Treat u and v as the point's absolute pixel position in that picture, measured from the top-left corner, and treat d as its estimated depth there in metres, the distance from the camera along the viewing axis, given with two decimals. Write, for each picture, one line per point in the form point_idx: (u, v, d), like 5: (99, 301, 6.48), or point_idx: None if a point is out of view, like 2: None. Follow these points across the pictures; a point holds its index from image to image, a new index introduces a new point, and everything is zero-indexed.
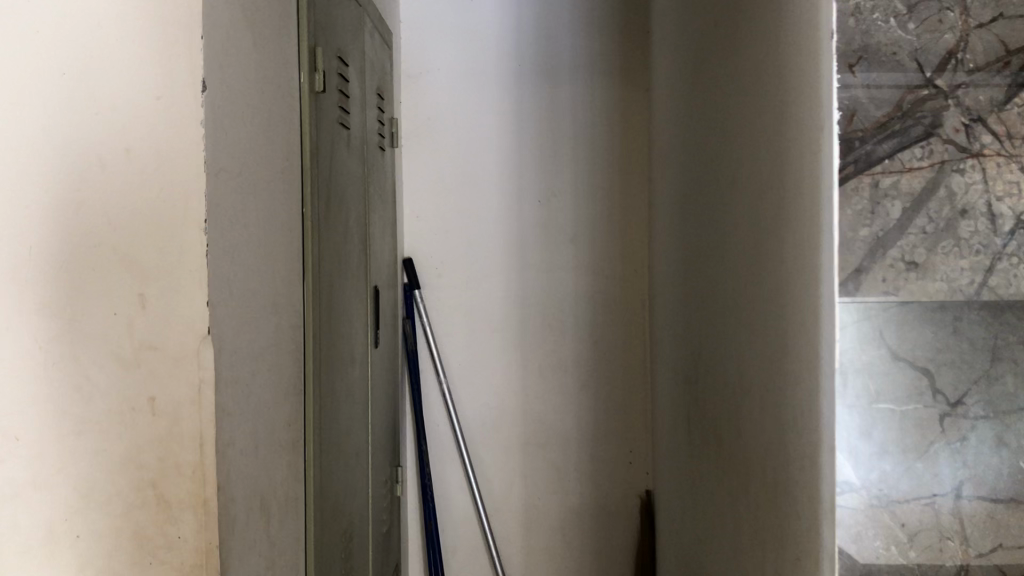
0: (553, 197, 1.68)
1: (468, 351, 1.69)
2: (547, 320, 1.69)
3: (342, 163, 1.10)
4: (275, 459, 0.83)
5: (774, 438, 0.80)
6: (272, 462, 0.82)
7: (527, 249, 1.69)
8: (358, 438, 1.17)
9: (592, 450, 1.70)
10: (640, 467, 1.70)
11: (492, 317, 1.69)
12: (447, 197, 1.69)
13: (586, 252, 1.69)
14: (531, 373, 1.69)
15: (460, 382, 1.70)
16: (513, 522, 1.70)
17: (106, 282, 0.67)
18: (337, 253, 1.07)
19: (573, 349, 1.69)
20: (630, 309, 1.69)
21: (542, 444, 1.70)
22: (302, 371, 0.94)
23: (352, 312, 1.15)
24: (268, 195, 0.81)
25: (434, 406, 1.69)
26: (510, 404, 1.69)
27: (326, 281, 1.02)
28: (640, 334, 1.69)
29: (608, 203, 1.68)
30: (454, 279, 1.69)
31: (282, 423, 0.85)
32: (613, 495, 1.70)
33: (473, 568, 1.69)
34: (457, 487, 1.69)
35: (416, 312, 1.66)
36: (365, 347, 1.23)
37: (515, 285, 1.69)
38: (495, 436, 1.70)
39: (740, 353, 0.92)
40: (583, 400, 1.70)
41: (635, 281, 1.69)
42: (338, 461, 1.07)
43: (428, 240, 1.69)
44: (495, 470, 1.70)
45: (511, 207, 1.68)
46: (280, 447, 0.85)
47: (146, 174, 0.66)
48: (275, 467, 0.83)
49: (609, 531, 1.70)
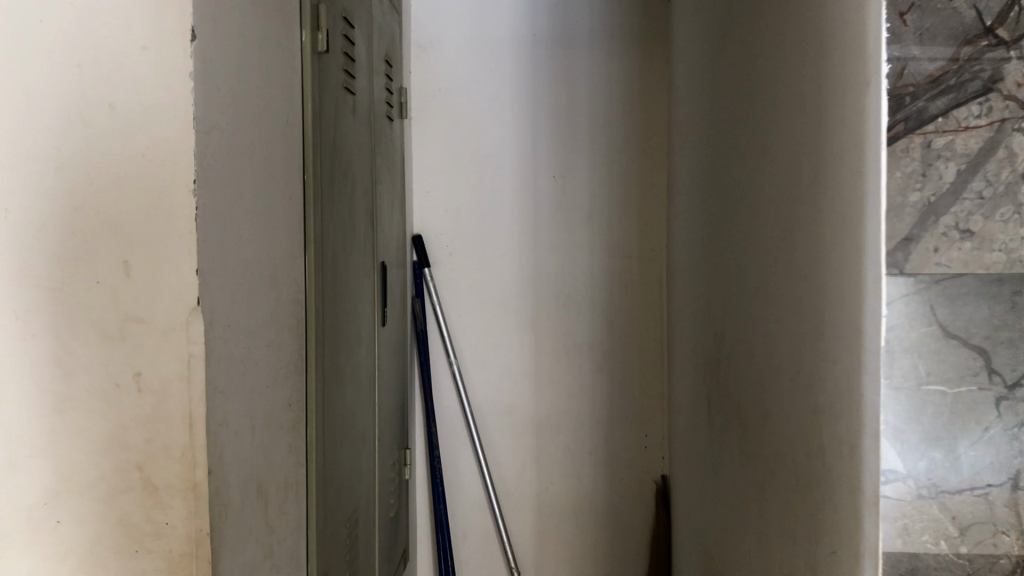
0: (568, 172, 1.62)
1: (480, 331, 1.65)
2: (561, 300, 1.64)
3: (348, 131, 1.05)
4: (274, 440, 0.78)
5: (807, 422, 0.75)
6: (271, 444, 0.78)
7: (540, 227, 1.63)
8: (364, 420, 1.13)
9: (607, 434, 1.65)
10: (656, 451, 1.65)
11: (504, 296, 1.64)
12: (459, 172, 1.63)
13: (602, 229, 1.63)
14: (544, 354, 1.64)
15: (471, 363, 1.65)
16: (524, 507, 1.66)
17: (87, 246, 0.61)
18: (342, 226, 1.02)
19: (588, 329, 1.64)
20: (648, 289, 1.63)
21: (555, 428, 1.65)
22: (304, 349, 0.89)
23: (359, 288, 1.10)
24: (266, 159, 0.76)
25: (444, 388, 1.65)
26: (523, 386, 1.65)
27: (331, 256, 0.97)
28: (658, 314, 1.64)
29: (625, 178, 1.62)
30: (465, 258, 1.64)
31: (282, 403, 0.81)
32: (629, 480, 1.65)
33: (483, 554, 1.65)
34: (467, 471, 1.65)
35: (426, 292, 1.62)
36: (372, 325, 1.18)
37: (529, 264, 1.64)
38: (506, 420, 1.65)
39: (769, 331, 0.87)
40: (597, 383, 1.65)
41: (653, 259, 1.63)
42: (343, 444, 1.02)
43: (438, 217, 1.64)
44: (507, 454, 1.65)
45: (524, 183, 1.63)
46: (280, 428, 0.80)
47: (131, 131, 0.61)
48: (275, 448, 0.78)
49: (623, 517, 1.65)
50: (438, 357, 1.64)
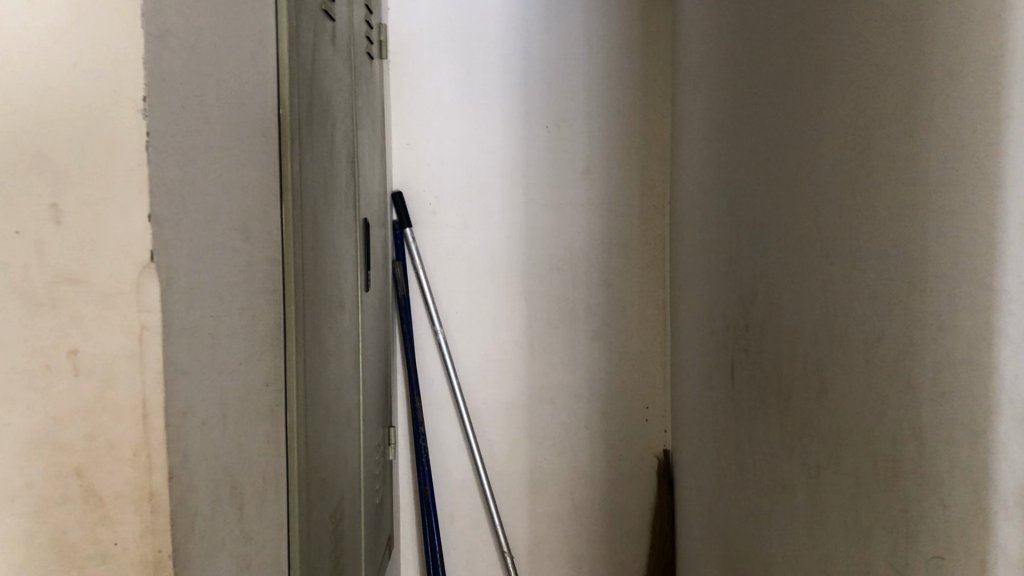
0: (562, 123, 1.48)
1: (467, 297, 1.51)
2: (555, 262, 1.50)
3: (326, 63, 0.90)
4: (248, 428, 0.64)
5: (897, 399, 0.62)
6: (245, 433, 0.64)
7: (532, 182, 1.50)
8: (348, 398, 0.99)
9: (605, 407, 1.52)
10: (658, 425, 1.53)
11: (494, 259, 1.50)
12: (442, 123, 1.49)
13: (600, 185, 1.49)
14: (539, 320, 1.51)
15: (457, 332, 1.52)
16: (516, 486, 1.53)
17: (5, 185, 0.46)
18: (322, 174, 0.87)
19: (584, 293, 1.51)
20: (649, 249, 1.50)
21: (549, 400, 1.52)
22: (283, 317, 0.75)
23: (342, 247, 0.96)
24: (233, 82, 0.61)
25: (428, 359, 1.51)
26: (513, 356, 1.52)
27: (311, 207, 0.83)
28: (660, 277, 1.51)
29: (625, 128, 1.48)
30: (449, 217, 1.50)
31: (257, 383, 0.67)
32: (628, 456, 1.53)
33: (472, 537, 1.53)
34: (454, 449, 1.52)
35: (407, 254, 1.48)
36: (355, 291, 1.04)
37: (520, 222, 1.50)
38: (497, 392, 1.52)
39: (832, 293, 0.74)
40: (595, 352, 1.52)
41: (656, 217, 1.50)
42: (326, 428, 0.88)
43: (420, 172, 1.49)
44: (497, 429, 1.53)
45: (514, 134, 1.49)
46: (255, 412, 0.66)
47: (58, 29, 0.46)
48: (249, 437, 0.64)
49: (623, 496, 1.53)
50: (421, 326, 1.50)
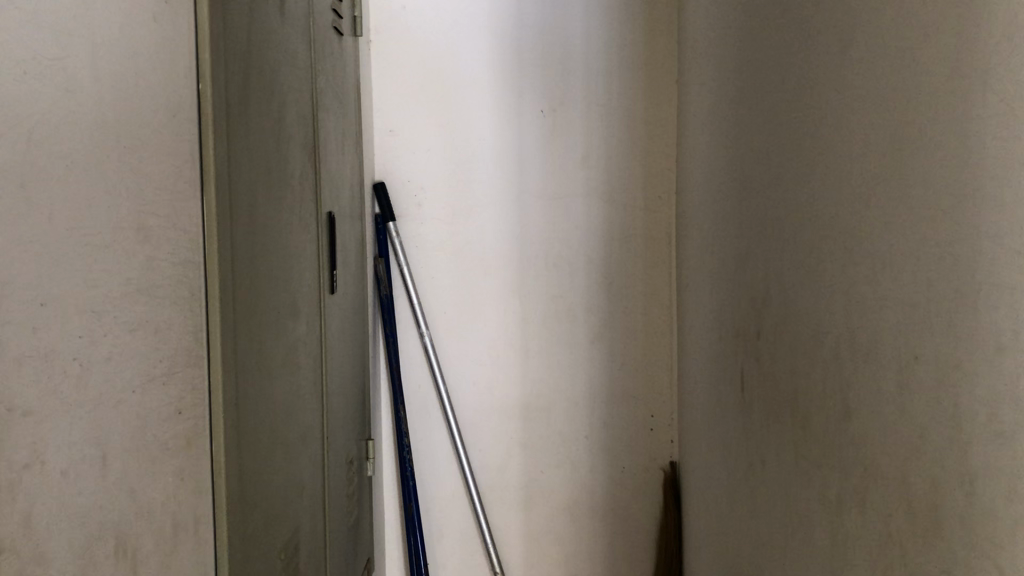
0: (559, 106, 1.36)
1: (457, 296, 1.40)
2: (552, 259, 1.39)
3: (271, 35, 0.78)
4: (146, 466, 0.53)
5: (939, 435, 0.50)
6: (139, 473, 0.53)
7: (526, 171, 1.38)
8: (306, 415, 0.88)
9: (606, 415, 1.40)
10: (664, 434, 1.40)
11: (485, 255, 1.39)
12: (429, 108, 1.37)
13: (600, 174, 1.37)
14: (534, 321, 1.40)
15: (446, 334, 1.40)
16: (510, 500, 1.42)
17: None
18: (267, 163, 0.76)
19: (584, 292, 1.39)
20: (654, 243, 1.38)
21: (545, 408, 1.41)
22: (209, 329, 0.63)
23: (297, 244, 0.85)
24: (113, 46, 0.50)
25: (415, 364, 1.40)
26: (507, 359, 1.40)
27: (252, 201, 0.72)
28: (666, 274, 1.39)
29: (628, 111, 1.36)
30: (437, 210, 1.39)
31: (160, 412, 0.56)
32: (632, 468, 1.41)
33: (462, 555, 1.42)
34: (443, 461, 1.41)
35: (390, 250, 1.37)
36: (316, 293, 0.92)
37: (513, 215, 1.39)
38: (489, 399, 1.41)
39: (859, 301, 0.62)
40: (595, 356, 1.40)
41: (661, 209, 1.37)
42: (272, 453, 0.77)
43: (404, 162, 1.38)
44: (489, 438, 1.41)
45: (506, 119, 1.37)
46: (158, 447, 0.55)
47: None
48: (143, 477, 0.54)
49: (626, 511, 1.42)
50: (407, 328, 1.39)
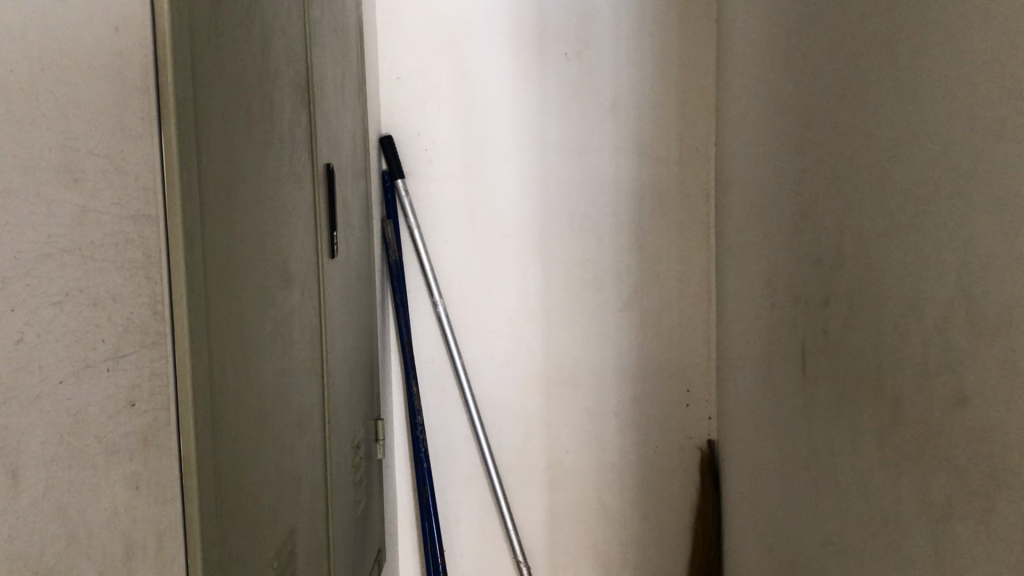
0: (584, 50, 1.23)
1: (473, 262, 1.27)
2: (577, 219, 1.26)
3: None
4: (41, 477, 0.41)
5: None
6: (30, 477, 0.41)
7: (548, 123, 1.25)
8: (302, 398, 0.76)
9: (637, 390, 1.28)
10: (701, 410, 1.28)
11: (504, 215, 1.27)
12: (440, 52, 1.24)
13: (631, 126, 1.24)
14: (558, 288, 1.27)
15: (461, 302, 1.28)
16: (533, 482, 1.31)
17: None
18: (247, 100, 0.63)
19: (612, 255, 1.26)
20: (690, 202, 1.24)
21: (570, 382, 1.29)
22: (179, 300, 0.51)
23: (287, 200, 0.73)
24: None
25: (428, 336, 1.27)
26: (528, 330, 1.28)
27: (227, 143, 0.59)
28: (703, 235, 1.25)
29: (662, 55, 1.22)
30: (451, 166, 1.26)
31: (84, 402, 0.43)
32: (666, 448, 1.29)
33: (482, 541, 1.31)
34: (460, 440, 1.29)
35: (399, 211, 1.24)
36: (313, 256, 0.80)
37: (535, 171, 1.26)
38: (510, 373, 1.29)
39: (981, 261, 0.49)
40: (625, 327, 1.27)
41: (699, 163, 1.24)
42: (260, 446, 0.65)
43: (414, 113, 1.25)
44: (510, 415, 1.30)
45: (525, 64, 1.24)
46: (84, 449, 0.44)
47: None
48: None
49: (659, 494, 1.30)
50: (418, 297, 1.27)
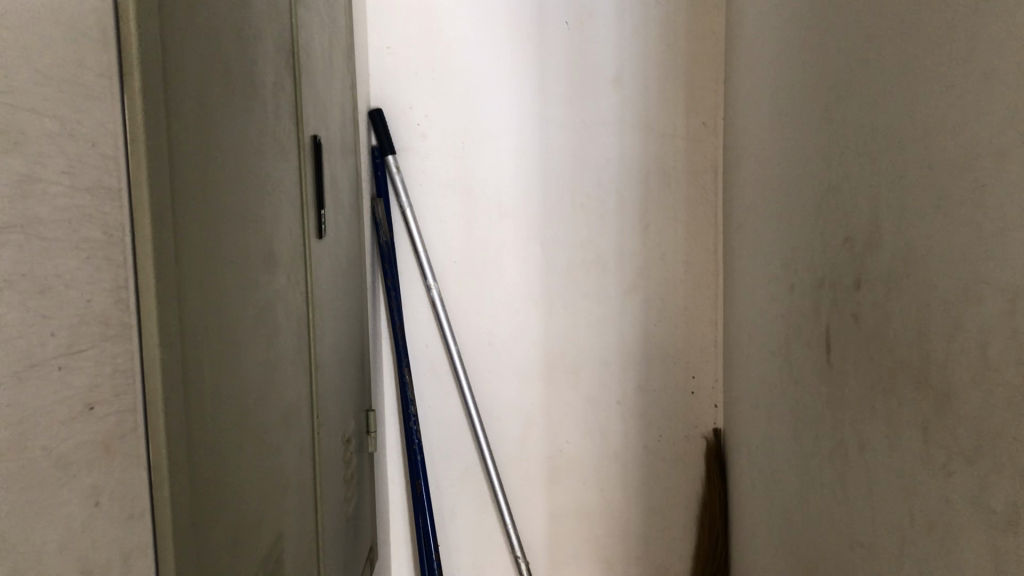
0: (586, 18, 1.16)
1: (469, 242, 1.21)
2: (577, 197, 1.20)
3: None
4: None
5: None
6: None
7: (548, 95, 1.18)
8: (289, 391, 0.69)
9: (640, 377, 1.22)
10: (707, 398, 1.22)
11: (501, 193, 1.20)
12: (433, 20, 1.17)
13: (635, 98, 1.17)
14: (558, 270, 1.21)
15: (456, 285, 1.22)
16: (533, 473, 1.25)
17: None
18: (225, 59, 0.56)
19: (615, 236, 1.20)
20: (697, 179, 1.18)
21: (571, 368, 1.23)
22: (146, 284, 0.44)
23: (272, 173, 0.66)
24: None
25: (420, 321, 1.21)
26: (527, 314, 1.22)
27: (202, 107, 0.52)
28: (710, 214, 1.19)
29: (669, 23, 1.15)
30: (445, 141, 1.19)
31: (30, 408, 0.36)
32: (671, 437, 1.23)
33: (479, 535, 1.25)
34: (455, 430, 1.23)
35: (390, 189, 1.18)
36: (301, 235, 0.74)
37: (534, 146, 1.19)
38: (508, 359, 1.23)
39: None
40: (628, 310, 1.21)
41: (706, 138, 1.17)
42: (243, 446, 0.59)
43: (406, 85, 1.18)
44: (508, 404, 1.24)
45: (524, 33, 1.17)
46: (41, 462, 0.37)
47: None
48: None
49: (663, 485, 1.24)
50: (411, 280, 1.20)
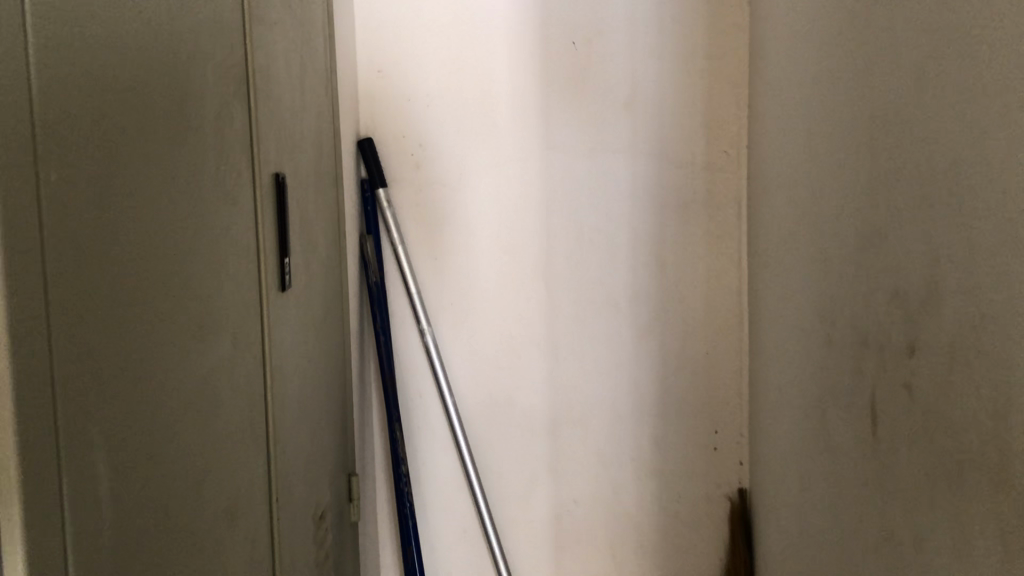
0: (595, 36, 1.06)
1: (466, 282, 1.11)
2: (586, 233, 1.09)
3: None
4: None
5: None
6: None
7: (553, 121, 1.08)
8: (235, 477, 0.59)
9: (657, 431, 1.11)
10: (732, 454, 1.10)
11: (502, 229, 1.10)
12: (427, 42, 1.08)
13: (649, 124, 1.07)
14: (564, 313, 1.10)
15: (453, 329, 1.12)
16: (538, 537, 1.14)
17: None
18: (139, 90, 0.46)
19: (628, 276, 1.09)
20: (718, 213, 1.07)
21: (580, 422, 1.12)
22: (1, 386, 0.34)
23: (214, 222, 0.56)
24: None
25: (414, 369, 1.11)
26: (530, 361, 1.11)
27: (100, 143, 0.42)
28: (734, 251, 1.07)
29: (686, 41, 1.05)
30: (440, 173, 1.10)
31: None
32: (691, 498, 1.11)
33: None
34: (453, 489, 1.12)
35: (381, 225, 1.08)
36: (257, 288, 0.63)
37: (538, 177, 1.09)
38: (509, 410, 1.12)
39: None
40: (642, 358, 1.10)
41: (729, 169, 1.06)
42: (164, 557, 0.48)
43: (399, 113, 1.09)
44: (510, 459, 1.13)
45: (526, 55, 1.07)
46: None
47: None
48: None
49: (683, 551, 1.12)
50: (404, 323, 1.10)
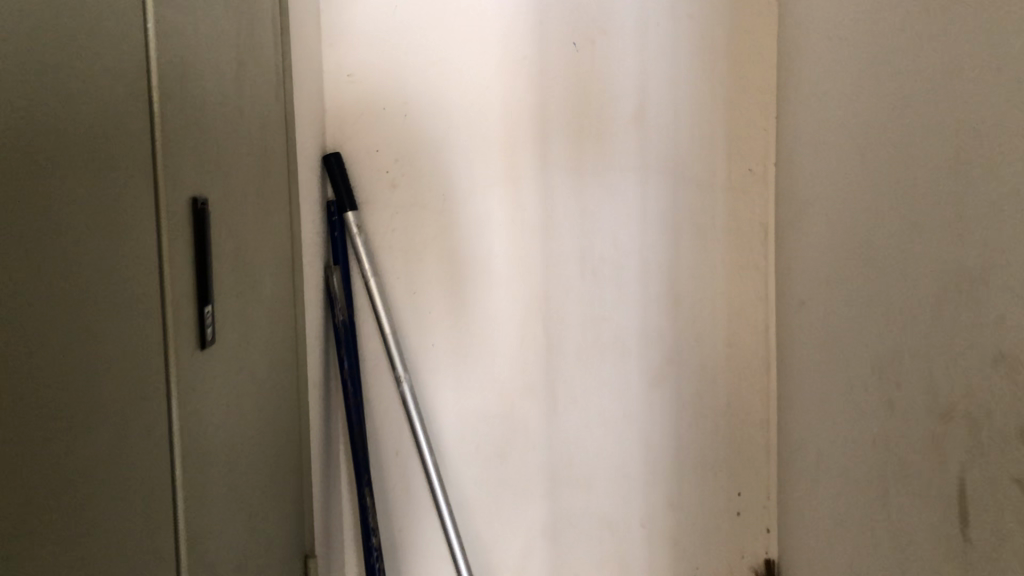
0: (599, 36, 0.91)
1: (452, 320, 0.96)
2: (590, 264, 0.94)
3: None
4: None
5: None
6: None
7: (551, 134, 0.93)
8: None
9: (670, 491, 0.96)
10: (756, 519, 0.95)
11: (493, 260, 0.95)
12: (405, 42, 0.93)
13: (662, 138, 0.92)
14: (565, 357, 0.95)
15: (435, 374, 0.96)
16: None
17: None
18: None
19: (638, 313, 0.94)
20: (742, 240, 0.92)
21: (582, 481, 0.97)
22: None
23: (103, 274, 0.41)
24: None
25: (389, 420, 0.95)
26: (524, 412, 0.96)
27: None
28: (760, 284, 0.92)
29: (704, 43, 0.90)
30: (420, 194, 0.95)
31: None
32: (709, 568, 0.96)
33: None
34: (434, 559, 0.96)
35: (352, 254, 0.93)
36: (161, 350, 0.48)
37: (534, 200, 0.94)
38: (501, 467, 0.97)
39: None
40: (655, 408, 0.95)
41: (755, 189, 0.91)
42: None
43: (372, 124, 0.94)
44: (501, 524, 0.98)
45: (520, 57, 0.92)
46: None
47: None
48: None
49: None
50: (378, 368, 0.95)
